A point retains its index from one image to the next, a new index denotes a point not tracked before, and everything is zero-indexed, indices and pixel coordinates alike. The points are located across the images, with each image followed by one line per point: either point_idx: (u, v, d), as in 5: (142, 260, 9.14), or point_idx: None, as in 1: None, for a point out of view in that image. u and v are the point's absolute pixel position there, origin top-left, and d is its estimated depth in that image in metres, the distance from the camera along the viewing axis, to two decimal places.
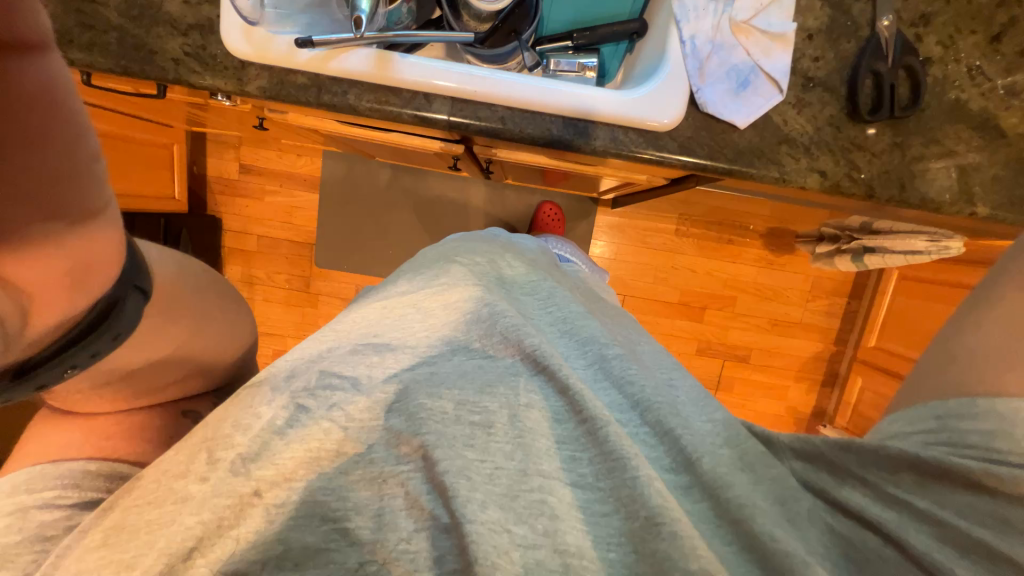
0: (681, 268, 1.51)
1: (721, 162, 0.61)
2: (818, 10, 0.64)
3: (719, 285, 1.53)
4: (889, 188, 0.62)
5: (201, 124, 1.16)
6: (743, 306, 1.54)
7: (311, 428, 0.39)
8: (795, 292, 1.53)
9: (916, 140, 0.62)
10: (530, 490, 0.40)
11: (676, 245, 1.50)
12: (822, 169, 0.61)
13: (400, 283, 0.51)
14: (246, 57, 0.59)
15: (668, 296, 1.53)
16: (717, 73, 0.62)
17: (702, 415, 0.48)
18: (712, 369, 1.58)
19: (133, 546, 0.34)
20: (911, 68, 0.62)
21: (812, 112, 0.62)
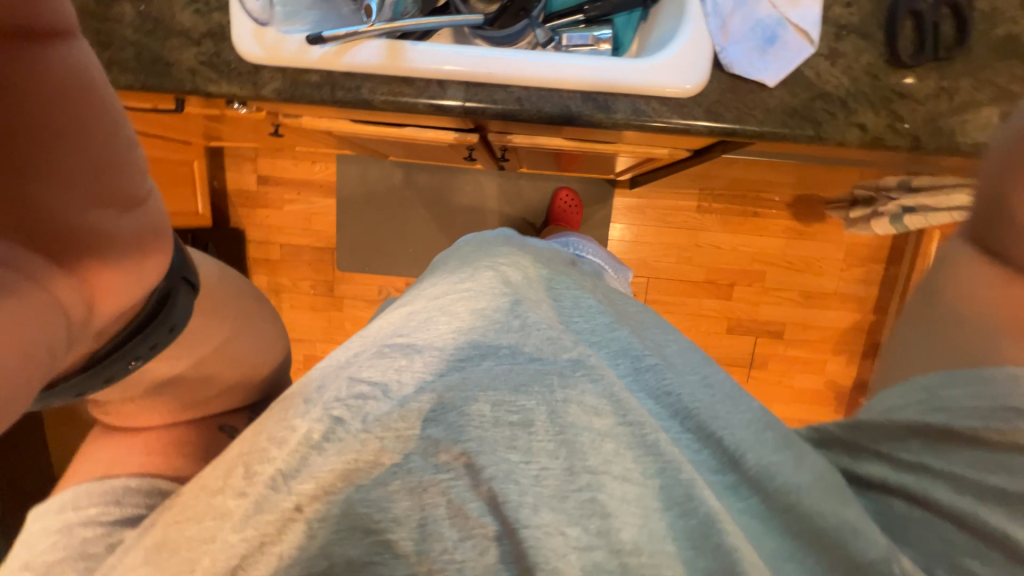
0: (706, 245, 1.46)
1: (752, 125, 0.57)
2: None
3: (747, 261, 1.47)
4: (937, 137, 0.56)
5: (218, 138, 1.18)
6: (774, 280, 1.48)
7: (346, 441, 0.37)
8: (830, 262, 1.46)
9: (964, 81, 0.57)
10: (579, 489, 0.38)
11: (699, 222, 1.44)
12: (863, 122, 0.57)
13: (424, 287, 0.49)
14: (258, 61, 0.59)
15: (694, 275, 1.48)
16: (742, 30, 0.59)
17: (743, 408, 0.44)
18: (745, 346, 1.53)
19: (173, 563, 0.35)
20: (956, 5, 0.56)
21: (847, 62, 0.58)
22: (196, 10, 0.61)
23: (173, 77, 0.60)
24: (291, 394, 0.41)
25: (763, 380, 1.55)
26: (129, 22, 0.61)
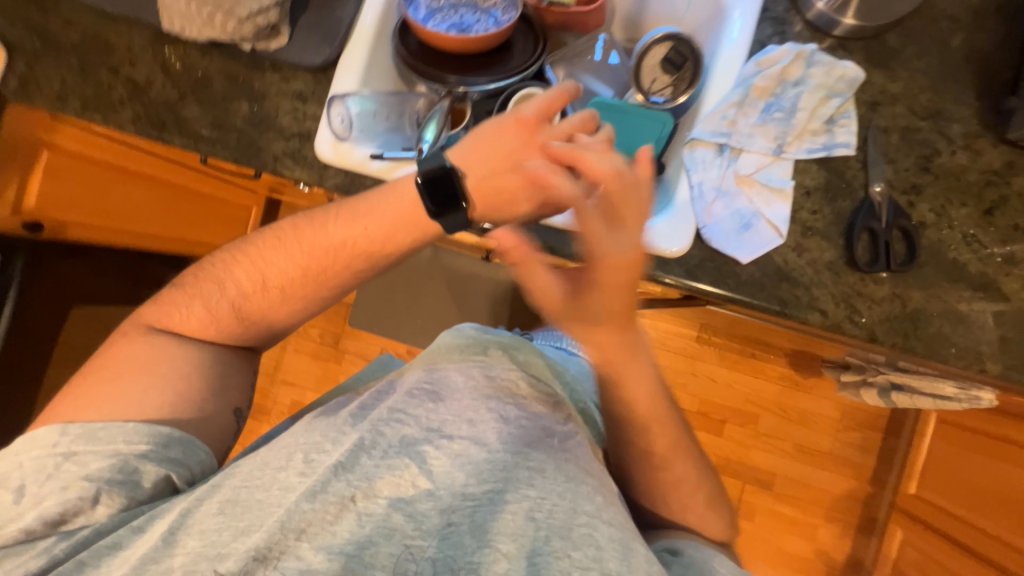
0: (701, 375, 1.53)
1: (724, 290, 0.70)
2: (815, 171, 0.73)
3: (741, 400, 1.53)
4: (892, 334, 0.69)
5: (281, 193, 1.33)
6: (766, 425, 1.52)
7: (393, 460, 0.59)
8: (824, 420, 1.51)
9: (917, 294, 0.70)
10: (580, 524, 0.57)
11: (697, 351, 1.53)
12: (824, 309, 0.70)
13: (442, 363, 0.72)
14: (327, 160, 0.73)
15: (686, 403, 1.53)
16: (723, 215, 0.71)
17: (609, 503, 0.60)
18: (733, 487, 1.52)
19: (246, 517, 0.56)
20: (906, 230, 0.70)
21: (812, 257, 0.71)
22: (294, 115, 0.76)
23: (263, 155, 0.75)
24: (335, 425, 0.63)
25: (750, 533, 1.52)
26: (240, 115, 0.75)
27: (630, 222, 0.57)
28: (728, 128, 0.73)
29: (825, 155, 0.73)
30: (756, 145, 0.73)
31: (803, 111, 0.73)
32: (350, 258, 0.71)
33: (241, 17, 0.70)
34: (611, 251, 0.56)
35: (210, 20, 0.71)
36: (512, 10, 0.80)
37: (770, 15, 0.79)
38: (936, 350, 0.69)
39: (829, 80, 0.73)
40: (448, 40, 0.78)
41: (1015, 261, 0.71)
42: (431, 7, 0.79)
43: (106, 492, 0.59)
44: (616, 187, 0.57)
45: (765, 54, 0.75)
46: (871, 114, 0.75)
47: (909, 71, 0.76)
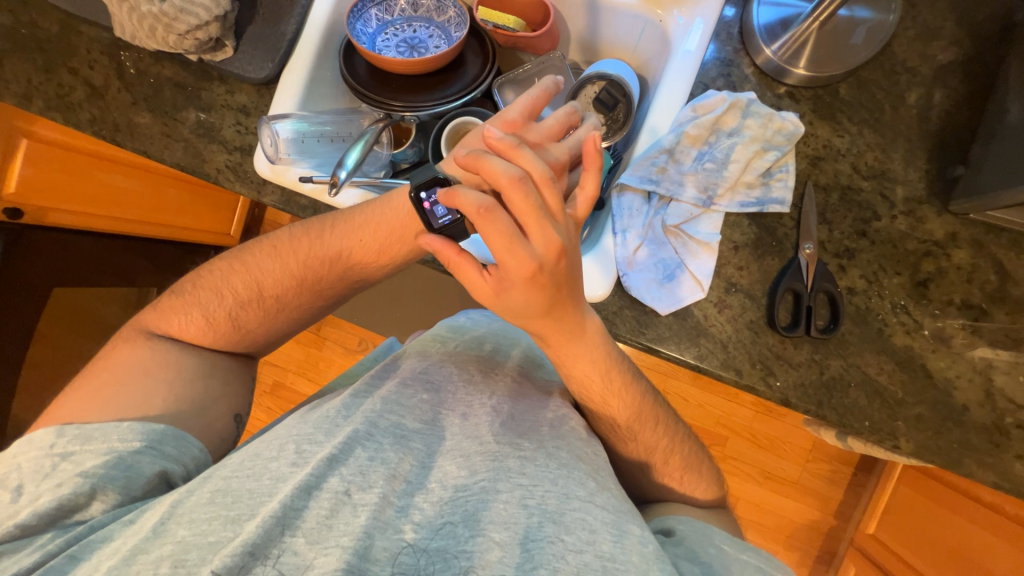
0: (673, 393, 1.58)
1: (642, 340, 0.81)
2: (745, 227, 0.83)
3: (713, 421, 1.58)
4: (807, 401, 0.79)
5: None
6: (732, 447, 1.58)
7: (386, 453, 0.61)
8: (796, 449, 1.57)
9: (835, 362, 0.80)
10: (572, 510, 0.58)
11: (670, 369, 1.58)
12: (739, 367, 0.80)
13: (434, 358, 0.77)
14: (264, 176, 0.80)
15: None
16: (646, 263, 0.81)
17: (606, 485, 0.63)
18: None
19: (237, 506, 0.56)
20: (832, 296, 0.80)
21: (732, 313, 0.81)
22: (238, 129, 0.82)
23: (207, 164, 0.82)
24: (326, 418, 0.65)
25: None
26: (187, 124, 0.82)
27: (535, 228, 0.57)
28: (657, 175, 0.82)
29: (759, 210, 0.83)
30: (686, 194, 0.82)
31: (737, 164, 0.81)
32: (349, 267, 0.75)
33: (181, 32, 0.74)
34: (529, 255, 0.57)
35: (150, 31, 0.75)
36: (461, 29, 0.90)
37: (722, 58, 0.87)
38: (846, 412, 0.79)
39: (765, 135, 0.81)
40: (395, 65, 0.85)
41: (943, 338, 0.80)
42: (382, 20, 0.91)
43: (100, 489, 0.58)
44: (518, 196, 0.57)
45: (702, 101, 0.82)
46: (812, 168, 0.84)
47: (857, 127, 0.85)
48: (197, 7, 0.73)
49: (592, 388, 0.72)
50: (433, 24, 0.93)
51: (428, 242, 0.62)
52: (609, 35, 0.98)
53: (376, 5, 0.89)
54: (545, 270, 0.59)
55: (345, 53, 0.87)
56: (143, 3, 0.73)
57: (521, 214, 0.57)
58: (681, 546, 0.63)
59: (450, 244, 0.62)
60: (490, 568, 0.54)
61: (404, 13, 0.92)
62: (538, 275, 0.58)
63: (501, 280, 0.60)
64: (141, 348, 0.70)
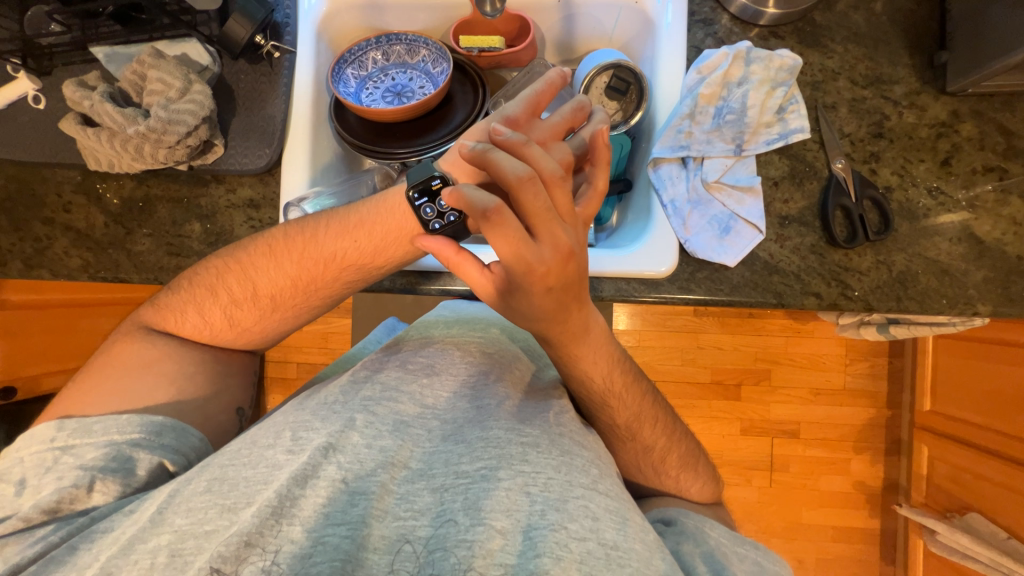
0: (708, 347, 1.55)
1: (719, 297, 0.66)
2: (778, 161, 0.68)
3: (752, 359, 1.55)
4: (886, 300, 0.66)
5: None
6: (779, 377, 1.55)
7: (322, 481, 0.50)
8: (834, 357, 1.53)
9: (899, 255, 0.66)
10: (575, 497, 0.51)
11: (697, 324, 1.55)
12: (817, 291, 0.66)
13: (434, 352, 0.65)
14: None
15: (701, 376, 1.55)
16: (700, 223, 0.67)
17: (598, 485, 0.53)
18: (762, 448, 1.55)
19: (233, 494, 0.49)
20: (875, 199, 0.66)
21: (794, 245, 0.67)
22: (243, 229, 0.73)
23: (167, 271, 0.72)
24: (324, 404, 0.56)
25: (787, 483, 1.55)
26: (195, 237, 0.72)
27: (543, 229, 0.50)
28: (685, 141, 0.68)
29: (784, 144, 0.68)
30: (716, 150, 0.68)
31: (753, 109, 0.67)
32: (341, 271, 0.64)
33: (172, 144, 0.65)
34: (534, 263, 0.49)
35: (138, 151, 0.65)
36: (443, 63, 0.76)
37: (697, 19, 0.71)
38: (929, 306, 0.65)
39: (771, 73, 0.67)
40: (385, 113, 0.73)
41: (980, 206, 0.66)
42: (360, 77, 0.77)
43: (99, 479, 0.53)
44: (529, 195, 0.49)
45: (704, 60, 0.68)
46: (816, 93, 0.69)
47: (842, 44, 0.69)
48: (182, 113, 0.64)
49: (621, 409, 0.65)
50: (410, 67, 0.79)
51: (426, 243, 0.54)
52: (588, 27, 0.77)
53: (350, 63, 0.76)
54: (552, 278, 0.51)
55: (333, 112, 0.75)
56: (126, 125, 0.63)
57: (529, 215, 0.50)
58: (684, 538, 0.59)
59: (448, 242, 0.54)
60: (491, 561, 0.47)
61: (379, 63, 0.78)
62: (552, 279, 0.51)
63: (512, 288, 0.52)
64: (135, 340, 0.63)
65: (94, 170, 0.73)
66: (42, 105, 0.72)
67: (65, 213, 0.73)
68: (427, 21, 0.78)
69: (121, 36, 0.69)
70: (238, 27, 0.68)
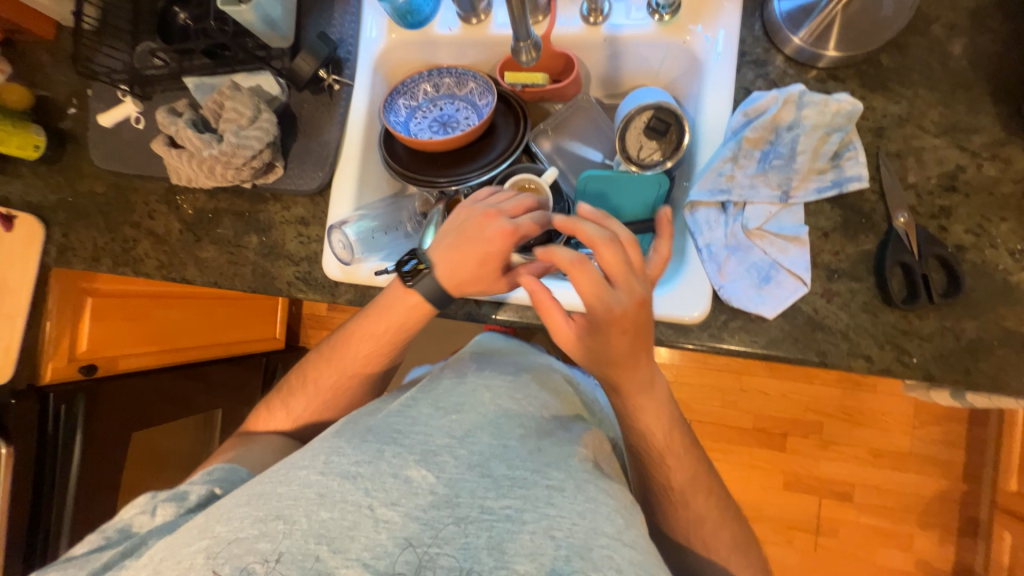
0: (751, 390, 1.45)
1: (754, 350, 0.63)
2: (830, 210, 0.64)
3: (802, 409, 1.43)
4: (950, 371, 0.59)
5: None
6: (832, 433, 1.42)
7: (349, 503, 0.52)
8: (900, 416, 1.38)
9: (969, 322, 0.59)
10: (600, 546, 0.49)
11: (741, 366, 1.45)
12: (867, 354, 0.61)
13: (470, 388, 0.66)
14: (337, 279, 0.75)
15: (741, 421, 1.46)
16: (738, 271, 0.64)
17: (626, 537, 0.50)
18: (808, 508, 1.42)
19: (266, 507, 0.52)
20: (943, 258, 0.60)
21: (844, 301, 0.62)
22: (300, 240, 0.78)
23: (225, 278, 0.79)
24: (361, 430, 0.59)
25: (835, 550, 1.40)
26: (252, 248, 0.79)
27: (622, 278, 0.51)
28: (727, 185, 0.65)
29: (838, 193, 0.63)
30: (760, 195, 0.64)
31: (803, 154, 0.62)
32: (368, 343, 0.70)
33: (239, 165, 0.72)
34: (613, 308, 0.50)
35: (210, 171, 0.73)
36: (488, 96, 0.79)
37: (748, 59, 0.68)
38: (1004, 382, 0.58)
39: (825, 118, 0.61)
40: (429, 143, 0.77)
41: None
42: (410, 107, 0.81)
43: (159, 504, 0.59)
44: (611, 249, 0.50)
45: (751, 102, 0.65)
46: (879, 140, 0.64)
47: (911, 89, 0.64)
48: (249, 139, 0.71)
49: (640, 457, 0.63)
50: (457, 99, 0.82)
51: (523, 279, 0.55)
52: (634, 65, 0.76)
53: (402, 94, 0.80)
54: (627, 322, 0.51)
55: (382, 141, 0.80)
56: (201, 148, 0.71)
57: (609, 265, 0.51)
58: None
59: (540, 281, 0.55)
60: None
61: (428, 94, 0.82)
62: (627, 325, 0.51)
63: (591, 327, 0.53)
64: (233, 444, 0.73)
65: (175, 184, 0.82)
66: (140, 125, 0.83)
67: (149, 220, 0.83)
68: (476, 57, 0.82)
69: (209, 68, 0.77)
70: (303, 63, 0.75)
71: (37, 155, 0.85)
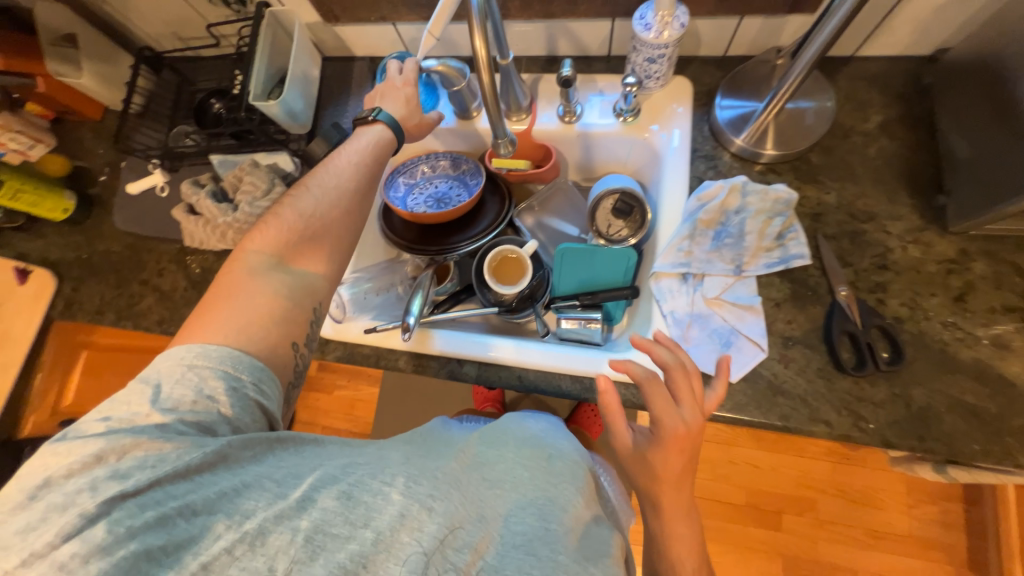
0: (740, 463, 1.43)
1: (721, 413, 0.66)
2: (779, 283, 0.71)
3: (793, 483, 1.40)
4: (906, 437, 0.62)
5: None
6: (826, 510, 1.37)
7: None
8: (893, 493, 1.35)
9: (916, 388, 0.64)
10: None
11: (729, 436, 1.44)
12: (827, 419, 0.64)
13: None
14: (326, 336, 0.78)
15: (732, 496, 1.41)
16: (701, 336, 0.69)
17: None
18: None
19: None
20: (883, 328, 0.65)
21: (799, 367, 0.67)
22: None
23: None
24: None
25: None
26: None
27: (687, 398, 0.57)
28: (686, 259, 0.72)
29: (785, 268, 0.70)
30: (716, 269, 0.72)
31: (750, 235, 0.71)
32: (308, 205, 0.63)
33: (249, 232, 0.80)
34: (678, 426, 0.56)
35: (222, 236, 0.81)
36: (477, 176, 0.89)
37: (700, 154, 0.80)
38: (958, 449, 0.61)
39: (767, 205, 0.70)
40: (423, 216, 0.85)
41: (1005, 346, 0.63)
42: (409, 183, 0.92)
43: None
44: (681, 372, 0.58)
45: (702, 189, 0.74)
46: (815, 224, 0.73)
47: (838, 182, 0.74)
48: (262, 209, 0.79)
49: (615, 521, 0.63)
50: (451, 178, 0.92)
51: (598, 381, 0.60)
52: (604, 155, 0.88)
53: (402, 173, 0.91)
54: (687, 440, 0.56)
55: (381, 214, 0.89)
56: (218, 216, 0.79)
57: (678, 386, 0.58)
58: None
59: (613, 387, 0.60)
60: None
61: (426, 174, 0.92)
62: (686, 445, 0.56)
63: (654, 440, 0.57)
64: None
65: (187, 246, 0.89)
66: (165, 194, 0.93)
67: (158, 277, 0.89)
68: (468, 145, 0.94)
69: (234, 148, 0.85)
70: (317, 147, 0.85)
71: (64, 217, 0.93)
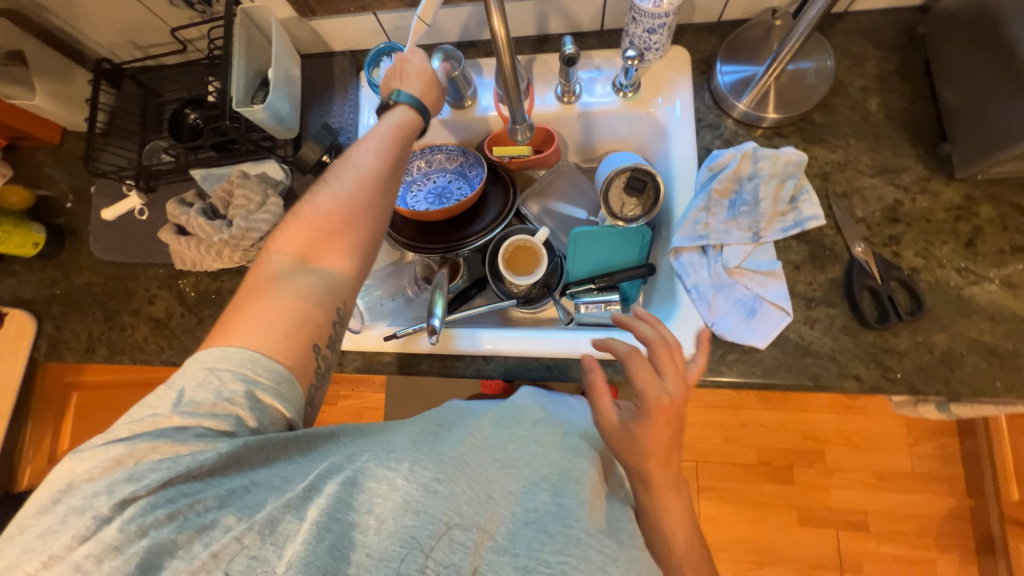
0: (751, 424, 1.46)
1: (754, 380, 0.67)
2: (797, 246, 0.71)
3: (801, 438, 1.44)
4: (931, 382, 0.64)
5: None
6: (835, 459, 1.43)
7: None
8: (895, 436, 1.42)
9: (937, 334, 0.65)
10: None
11: (738, 400, 1.48)
12: (856, 373, 0.65)
13: None
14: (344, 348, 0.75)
15: (746, 457, 1.45)
16: (726, 306, 0.69)
17: None
18: (826, 542, 1.39)
19: None
20: (902, 280, 0.67)
21: (825, 326, 0.68)
22: None
23: None
24: None
25: None
26: None
27: (670, 369, 0.54)
28: (704, 231, 0.72)
29: (801, 231, 0.71)
30: (734, 238, 0.72)
31: (766, 201, 0.71)
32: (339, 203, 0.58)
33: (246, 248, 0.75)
34: (658, 397, 0.53)
35: (218, 254, 0.76)
36: (478, 167, 0.86)
37: (705, 124, 0.79)
38: (981, 388, 0.63)
39: (779, 167, 0.70)
40: (428, 214, 0.82)
41: (1017, 284, 0.65)
42: (406, 181, 0.88)
43: None
44: (666, 346, 0.56)
45: (713, 159, 0.74)
46: (825, 183, 0.73)
47: (843, 140, 0.74)
48: (258, 222, 0.75)
49: None
50: (450, 171, 0.89)
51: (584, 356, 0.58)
52: (605, 133, 0.87)
53: None
54: (671, 413, 0.53)
55: None
56: (211, 234, 0.74)
57: (660, 358, 0.55)
58: None
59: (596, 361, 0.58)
60: None
61: (422, 169, 0.88)
62: (670, 418, 0.53)
63: (636, 414, 0.54)
64: None
65: (177, 269, 0.84)
66: (145, 216, 0.86)
67: (149, 305, 0.84)
68: (464, 135, 0.90)
69: (215, 160, 0.81)
70: (308, 151, 0.80)
71: (36, 252, 0.86)
